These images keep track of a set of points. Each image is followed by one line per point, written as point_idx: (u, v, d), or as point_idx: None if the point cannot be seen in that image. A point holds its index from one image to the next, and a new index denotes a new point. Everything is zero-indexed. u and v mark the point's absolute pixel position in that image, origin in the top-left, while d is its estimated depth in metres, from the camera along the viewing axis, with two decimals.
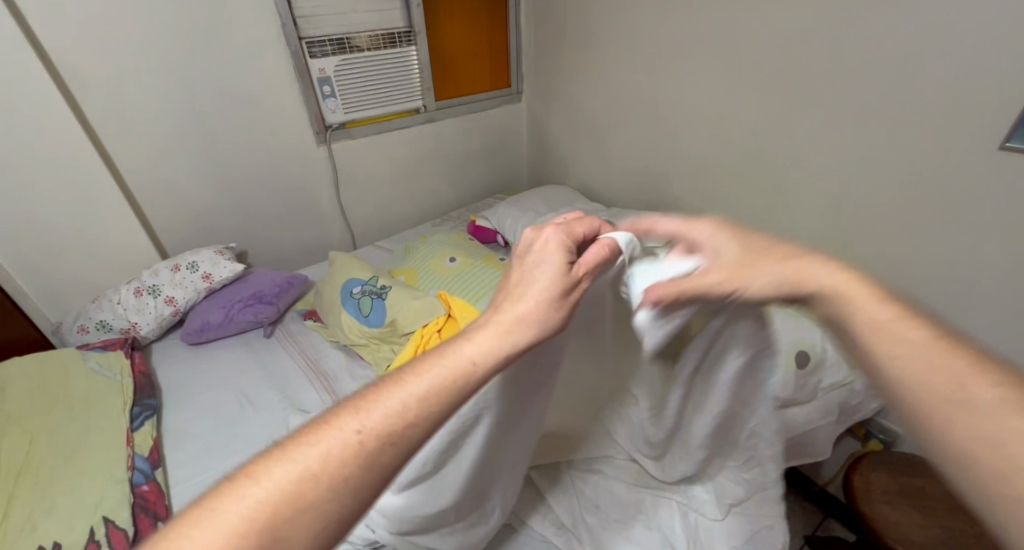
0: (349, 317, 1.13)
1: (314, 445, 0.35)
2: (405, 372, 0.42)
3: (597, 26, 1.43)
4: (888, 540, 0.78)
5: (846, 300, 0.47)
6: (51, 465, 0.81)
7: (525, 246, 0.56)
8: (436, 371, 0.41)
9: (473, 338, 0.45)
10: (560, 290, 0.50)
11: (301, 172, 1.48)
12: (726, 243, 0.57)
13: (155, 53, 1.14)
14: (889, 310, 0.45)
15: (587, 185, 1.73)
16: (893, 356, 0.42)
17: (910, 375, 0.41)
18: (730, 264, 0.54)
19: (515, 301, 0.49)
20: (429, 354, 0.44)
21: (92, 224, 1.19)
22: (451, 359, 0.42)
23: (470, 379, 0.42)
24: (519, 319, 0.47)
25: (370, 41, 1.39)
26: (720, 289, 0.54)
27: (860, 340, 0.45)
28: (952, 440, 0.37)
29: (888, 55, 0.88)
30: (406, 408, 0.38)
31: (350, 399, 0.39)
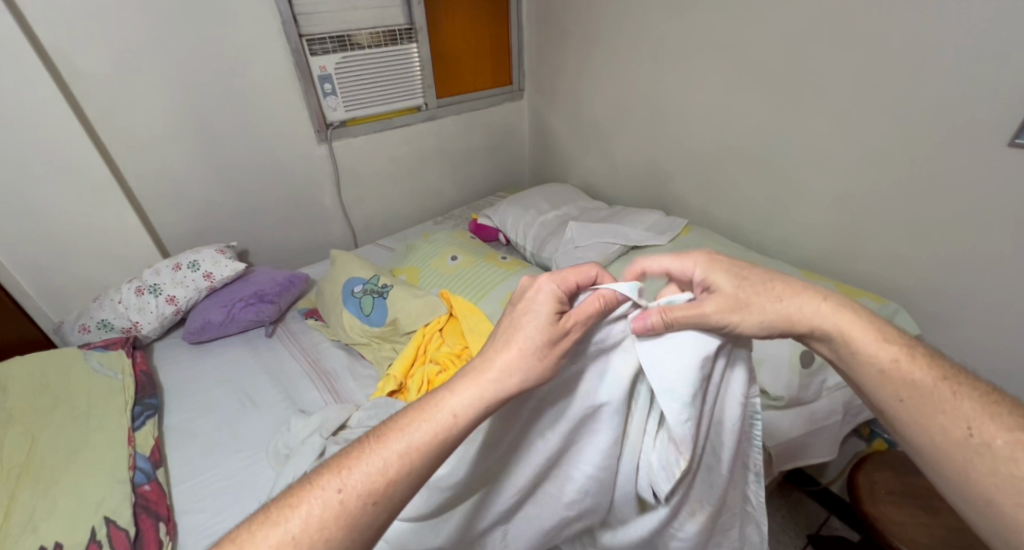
0: (350, 316, 1.12)
1: (298, 509, 0.39)
2: (388, 430, 0.44)
3: (600, 23, 1.42)
4: (891, 539, 0.77)
5: (845, 338, 0.48)
6: (53, 465, 0.81)
7: (519, 294, 0.55)
8: (416, 429, 0.43)
9: (455, 391, 0.46)
10: (547, 339, 0.49)
11: (302, 171, 1.48)
12: (721, 277, 0.53)
13: (155, 51, 1.13)
14: (897, 351, 0.46)
15: (589, 183, 1.73)
16: (905, 401, 0.44)
17: (925, 421, 0.43)
18: (740, 291, 0.51)
19: (498, 351, 0.49)
20: (416, 404, 0.46)
21: (93, 223, 1.18)
22: (431, 415, 0.44)
23: (450, 433, 0.44)
24: (502, 372, 0.47)
25: (371, 38, 1.38)
26: (717, 319, 0.50)
27: (871, 384, 0.46)
28: (971, 480, 0.40)
29: (895, 50, 0.87)
30: (386, 468, 0.41)
31: (337, 455, 0.43)
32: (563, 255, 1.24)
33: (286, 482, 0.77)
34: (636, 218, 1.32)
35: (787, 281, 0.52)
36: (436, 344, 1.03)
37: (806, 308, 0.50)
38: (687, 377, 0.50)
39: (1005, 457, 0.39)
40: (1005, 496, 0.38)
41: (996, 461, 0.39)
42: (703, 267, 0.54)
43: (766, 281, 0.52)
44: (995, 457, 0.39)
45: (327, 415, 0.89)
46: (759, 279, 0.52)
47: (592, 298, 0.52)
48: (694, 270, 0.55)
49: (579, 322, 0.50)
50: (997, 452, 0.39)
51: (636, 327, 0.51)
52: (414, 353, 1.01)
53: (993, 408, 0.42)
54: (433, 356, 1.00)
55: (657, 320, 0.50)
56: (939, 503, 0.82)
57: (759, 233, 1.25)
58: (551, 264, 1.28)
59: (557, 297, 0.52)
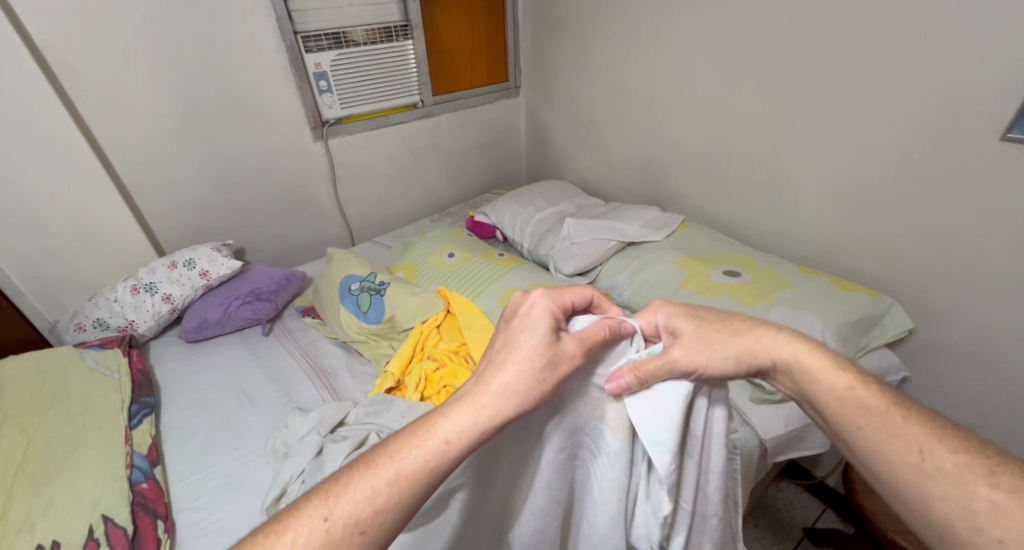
0: (348, 313, 1.12)
1: (284, 535, 0.38)
2: (380, 452, 0.43)
3: (596, 19, 1.42)
4: (887, 531, 0.78)
5: (804, 368, 0.47)
6: (49, 463, 0.81)
7: (513, 311, 0.55)
8: (408, 454, 0.43)
9: (448, 415, 0.45)
10: (544, 361, 0.49)
11: (298, 169, 1.47)
12: (682, 320, 0.54)
13: (149, 49, 1.12)
14: (853, 379, 0.45)
15: (586, 180, 1.73)
16: (860, 427, 0.42)
17: (879, 448, 0.41)
18: (702, 333, 0.51)
19: (495, 373, 0.48)
20: (408, 428, 0.46)
21: (87, 222, 1.18)
22: (425, 439, 0.44)
23: (443, 459, 0.43)
24: (497, 397, 0.47)
25: (366, 35, 1.37)
26: (685, 365, 0.50)
27: (828, 411, 0.45)
28: (931, 509, 0.38)
29: (889, 45, 0.87)
30: (376, 493, 0.40)
31: (326, 479, 0.42)
32: (560, 252, 1.24)
33: (284, 479, 0.77)
34: (633, 214, 1.32)
35: (743, 318, 0.52)
36: (434, 340, 1.03)
37: (763, 347, 0.49)
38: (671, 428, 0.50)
39: (955, 481, 0.37)
40: (965, 524, 0.35)
41: (951, 487, 0.37)
42: (665, 314, 0.55)
43: (727, 321, 0.52)
44: (946, 482, 0.37)
45: (326, 412, 0.89)
46: (719, 318, 0.53)
47: (597, 325, 0.53)
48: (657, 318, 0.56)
49: (576, 345, 0.51)
50: (949, 477, 0.37)
51: (612, 388, 0.52)
52: (412, 350, 1.01)
53: (937, 429, 0.40)
54: (430, 353, 1.01)
55: (631, 379, 0.51)
56: None
57: (754, 228, 1.26)
58: (548, 261, 1.28)
59: (556, 321, 0.52)
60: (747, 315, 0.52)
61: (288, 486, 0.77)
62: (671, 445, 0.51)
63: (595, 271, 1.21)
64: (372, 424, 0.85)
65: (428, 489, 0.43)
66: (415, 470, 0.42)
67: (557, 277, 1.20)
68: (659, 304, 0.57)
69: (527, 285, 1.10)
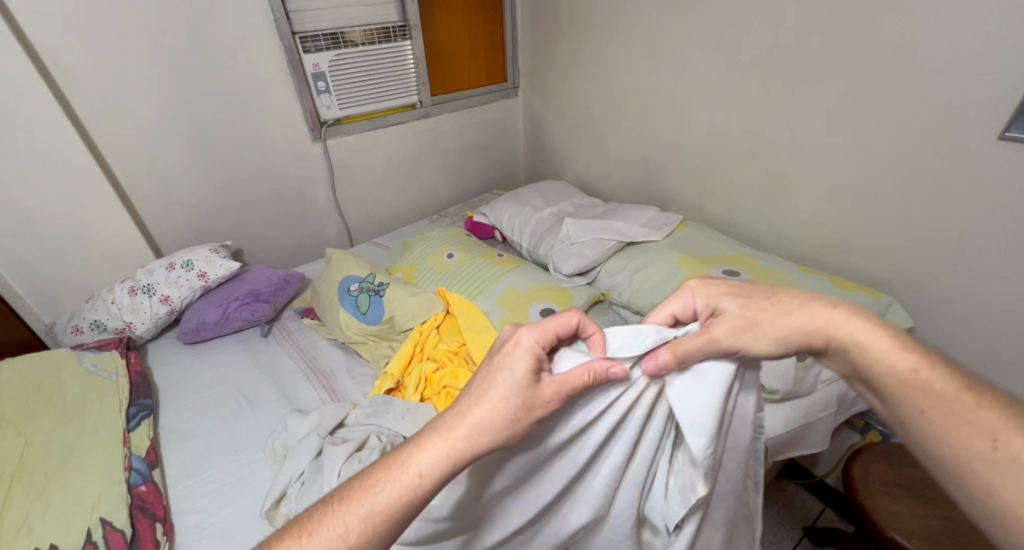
0: (346, 314, 1.12)
1: None
2: (356, 488, 0.44)
3: (594, 19, 1.42)
4: (887, 530, 0.78)
5: (862, 347, 0.47)
6: (46, 466, 0.80)
7: (499, 343, 0.54)
8: (382, 490, 0.44)
9: (422, 448, 0.46)
10: (521, 401, 0.48)
11: (297, 170, 1.47)
12: (726, 298, 0.53)
13: (146, 49, 1.12)
14: (916, 359, 0.45)
15: (584, 180, 1.73)
16: (924, 410, 0.43)
17: (944, 433, 0.41)
18: (748, 312, 0.51)
19: (471, 408, 0.48)
20: (383, 459, 0.46)
21: (84, 224, 1.17)
22: (398, 473, 0.44)
23: (415, 495, 0.44)
24: (470, 432, 0.47)
25: (364, 36, 1.37)
26: (729, 344, 0.50)
27: (887, 393, 0.45)
28: (994, 496, 0.38)
29: (887, 45, 0.88)
30: (349, 531, 0.42)
31: (302, 514, 0.44)
32: (559, 252, 1.24)
33: (284, 480, 0.77)
34: (632, 214, 1.32)
35: (786, 294, 0.52)
36: (433, 341, 1.03)
37: (810, 324, 0.49)
38: (709, 409, 0.50)
39: None
40: None
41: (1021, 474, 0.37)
42: (704, 292, 0.55)
43: (770, 298, 0.52)
44: (1020, 470, 0.37)
45: (325, 414, 0.88)
46: (760, 295, 0.53)
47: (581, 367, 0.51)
48: (695, 300, 0.55)
49: (554, 389, 0.49)
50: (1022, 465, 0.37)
51: (648, 369, 0.51)
52: (411, 351, 1.01)
53: (1011, 415, 0.40)
54: (430, 354, 1.01)
55: (669, 358, 0.51)
56: (935, 493, 0.83)
57: (752, 228, 1.26)
58: (547, 261, 1.28)
59: (538, 355, 0.52)
60: (801, 290, 0.52)
61: (288, 487, 0.77)
62: (708, 428, 0.50)
63: (595, 271, 1.21)
64: (371, 425, 0.85)
65: (401, 524, 0.44)
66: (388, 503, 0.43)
67: (557, 277, 1.20)
68: (697, 283, 0.56)
69: (526, 286, 1.11)
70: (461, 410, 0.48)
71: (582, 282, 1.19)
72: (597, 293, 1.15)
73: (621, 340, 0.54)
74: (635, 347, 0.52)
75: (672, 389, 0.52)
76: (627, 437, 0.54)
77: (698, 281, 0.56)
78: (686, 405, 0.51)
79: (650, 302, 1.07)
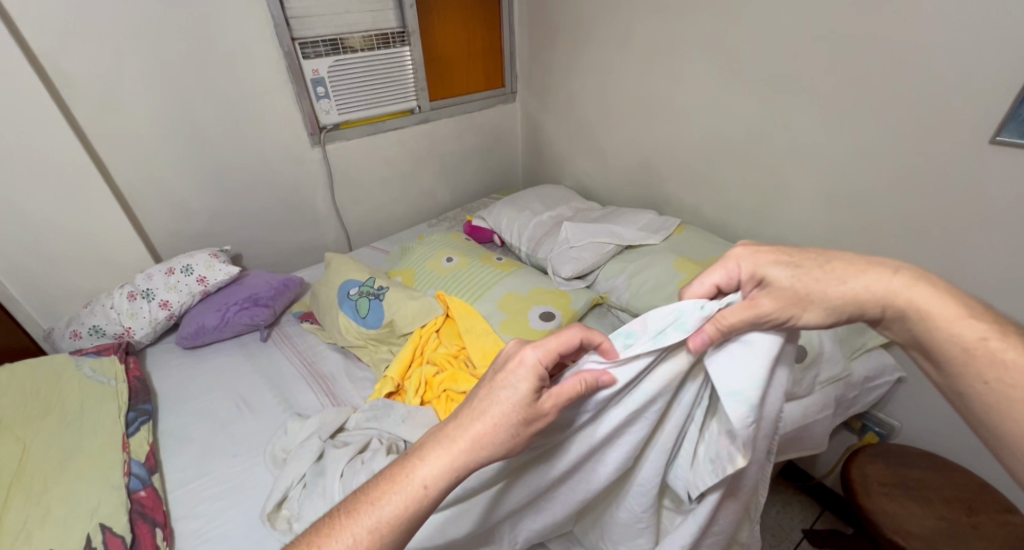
0: (346, 318, 1.12)
1: None
2: (363, 500, 0.45)
3: (592, 25, 1.43)
4: (885, 529, 0.79)
5: (924, 316, 0.45)
6: (44, 472, 0.80)
7: (503, 358, 0.54)
8: (389, 501, 0.44)
9: (427, 459, 0.46)
10: (522, 417, 0.48)
11: (296, 174, 1.47)
12: (776, 268, 0.52)
13: (147, 56, 1.12)
14: (987, 328, 0.43)
15: (582, 184, 1.74)
16: (988, 381, 0.41)
17: (1010, 405, 0.40)
18: (798, 283, 0.50)
19: (474, 421, 0.48)
20: (388, 471, 0.47)
21: (82, 229, 1.17)
22: (403, 486, 0.45)
23: (421, 506, 0.44)
24: (473, 445, 0.47)
25: (363, 42, 1.38)
26: (774, 316, 0.49)
27: (948, 363, 0.44)
28: None
29: (879, 51, 0.90)
30: (358, 541, 0.42)
31: (311, 528, 0.44)
32: (557, 255, 1.25)
33: (285, 483, 0.77)
34: (630, 218, 1.33)
35: (839, 259, 0.51)
36: (433, 345, 1.03)
37: (866, 291, 0.48)
38: (754, 381, 0.50)
39: None
40: None
41: None
42: (750, 261, 0.53)
43: (822, 266, 0.50)
44: None
45: (325, 417, 0.89)
46: (810, 263, 0.51)
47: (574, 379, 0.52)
48: (739, 269, 0.54)
49: (554, 405, 0.49)
50: None
51: (695, 345, 0.51)
52: (411, 355, 1.01)
53: None
54: (429, 357, 1.01)
55: (713, 333, 0.50)
56: (931, 493, 0.84)
57: (749, 231, 1.27)
58: (547, 264, 1.28)
59: (539, 369, 0.50)
60: (858, 256, 0.50)
61: (289, 490, 0.77)
62: (752, 397, 0.50)
63: (593, 274, 1.22)
64: (371, 428, 0.85)
65: (408, 533, 0.45)
66: (394, 517, 0.44)
67: (556, 280, 1.21)
68: (743, 251, 0.55)
69: (525, 289, 1.11)
70: (462, 423, 0.49)
71: (581, 285, 1.20)
72: (596, 296, 1.16)
73: (664, 322, 0.53)
74: (678, 330, 0.51)
75: (718, 363, 0.52)
76: (654, 406, 0.55)
77: (743, 248, 0.55)
78: (728, 375, 0.51)
79: (648, 304, 1.08)
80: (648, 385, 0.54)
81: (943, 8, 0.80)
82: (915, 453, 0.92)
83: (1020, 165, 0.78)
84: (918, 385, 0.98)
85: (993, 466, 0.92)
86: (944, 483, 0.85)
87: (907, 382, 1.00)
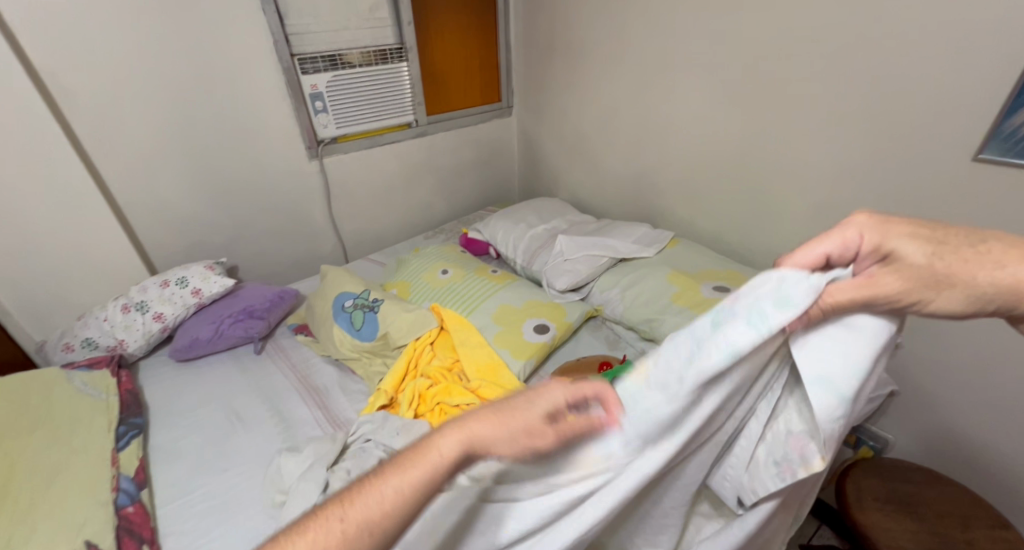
0: (341, 331, 1.11)
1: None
2: (384, 471, 0.42)
3: (587, 42, 1.47)
4: (880, 546, 0.78)
5: None
6: (31, 487, 0.79)
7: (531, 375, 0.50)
8: (409, 475, 0.41)
9: (446, 434, 0.43)
10: (541, 433, 0.45)
11: (293, 187, 1.49)
12: (909, 245, 0.46)
13: (148, 71, 1.15)
14: None
15: (577, 198, 1.76)
16: None
17: None
18: (933, 262, 0.45)
19: (497, 415, 0.45)
20: (409, 446, 0.44)
21: (77, 240, 1.17)
22: (420, 458, 0.42)
23: (437, 480, 0.42)
24: (491, 435, 0.44)
25: (362, 57, 1.41)
26: (900, 297, 0.45)
27: None
28: None
29: (865, 71, 0.92)
30: (379, 513, 0.39)
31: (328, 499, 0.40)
32: (552, 268, 1.25)
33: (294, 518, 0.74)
34: (625, 231, 1.34)
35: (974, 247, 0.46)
36: (427, 357, 1.03)
37: (997, 283, 0.44)
38: (853, 370, 0.48)
39: None
40: None
41: None
42: (876, 232, 0.48)
43: (957, 249, 0.46)
44: None
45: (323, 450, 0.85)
46: (941, 246, 0.46)
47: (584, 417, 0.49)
48: (860, 240, 0.49)
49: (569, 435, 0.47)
50: None
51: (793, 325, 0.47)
52: (405, 368, 1.01)
53: None
54: (424, 371, 1.00)
55: (814, 313, 0.47)
56: (925, 508, 0.84)
57: (743, 244, 1.29)
58: (541, 276, 1.29)
59: (558, 402, 0.47)
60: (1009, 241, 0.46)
61: None
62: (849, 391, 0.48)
63: (588, 287, 1.22)
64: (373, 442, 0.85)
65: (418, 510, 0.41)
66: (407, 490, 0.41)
67: (550, 293, 1.21)
68: (867, 220, 0.49)
69: (519, 302, 1.12)
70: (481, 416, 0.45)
71: (576, 297, 1.20)
72: (590, 309, 1.17)
73: (761, 296, 0.48)
74: (783, 307, 0.46)
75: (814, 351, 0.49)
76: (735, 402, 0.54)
77: (865, 216, 0.50)
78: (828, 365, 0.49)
79: (643, 317, 1.08)
80: (731, 380, 0.50)
81: (927, 28, 0.82)
82: (909, 467, 0.92)
83: (1003, 182, 0.80)
84: (912, 399, 0.99)
85: (988, 480, 0.92)
86: (937, 498, 0.85)
87: (901, 395, 1.00)
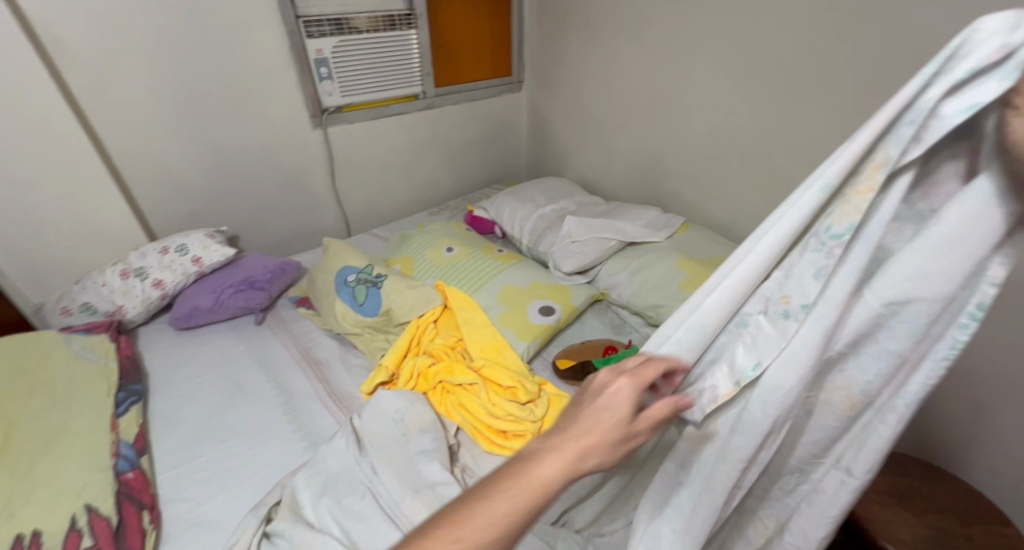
0: (343, 305, 1.10)
1: (506, 497, 0.35)
2: (485, 490, 0.36)
3: (601, 14, 1.41)
4: (878, 538, 0.78)
5: None
6: (29, 452, 0.78)
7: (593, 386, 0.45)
8: (518, 488, 0.35)
9: (543, 451, 0.38)
10: (544, 500, 0.36)
11: (295, 156, 1.44)
12: None
13: (144, 27, 1.09)
14: None
15: (586, 179, 1.70)
16: None
17: None
18: None
19: (519, 494, 0.35)
20: (503, 468, 0.38)
21: (73, 205, 1.14)
22: (519, 477, 0.36)
23: (547, 490, 0.36)
24: (608, 427, 0.40)
25: (370, 23, 1.35)
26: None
27: None
28: None
29: (891, 59, 0.88)
30: (532, 481, 0.36)
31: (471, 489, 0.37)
32: (559, 249, 1.24)
33: (334, 485, 0.74)
34: (634, 214, 1.33)
35: None
36: (431, 335, 1.04)
37: None
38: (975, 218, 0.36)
39: None
40: None
41: None
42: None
43: None
44: None
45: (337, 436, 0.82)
46: None
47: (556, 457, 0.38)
48: None
49: (643, 428, 0.42)
50: None
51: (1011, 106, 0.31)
52: (407, 345, 1.01)
53: None
54: (426, 348, 1.01)
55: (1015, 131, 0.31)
56: (924, 501, 0.84)
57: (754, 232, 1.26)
58: (547, 258, 1.27)
59: (547, 480, 0.36)
60: None
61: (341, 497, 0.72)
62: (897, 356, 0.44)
63: (594, 270, 1.22)
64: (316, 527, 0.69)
65: (555, 489, 0.37)
66: (533, 493, 0.35)
67: (556, 275, 1.20)
68: None
69: (526, 283, 1.12)
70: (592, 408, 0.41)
71: (581, 281, 1.20)
72: (595, 293, 1.17)
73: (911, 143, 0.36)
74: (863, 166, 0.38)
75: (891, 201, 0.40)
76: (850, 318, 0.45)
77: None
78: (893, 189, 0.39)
79: (649, 302, 1.10)
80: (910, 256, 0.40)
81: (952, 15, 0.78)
82: (908, 461, 0.92)
83: None
84: None
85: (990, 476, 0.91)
86: (935, 491, 0.85)
87: None
